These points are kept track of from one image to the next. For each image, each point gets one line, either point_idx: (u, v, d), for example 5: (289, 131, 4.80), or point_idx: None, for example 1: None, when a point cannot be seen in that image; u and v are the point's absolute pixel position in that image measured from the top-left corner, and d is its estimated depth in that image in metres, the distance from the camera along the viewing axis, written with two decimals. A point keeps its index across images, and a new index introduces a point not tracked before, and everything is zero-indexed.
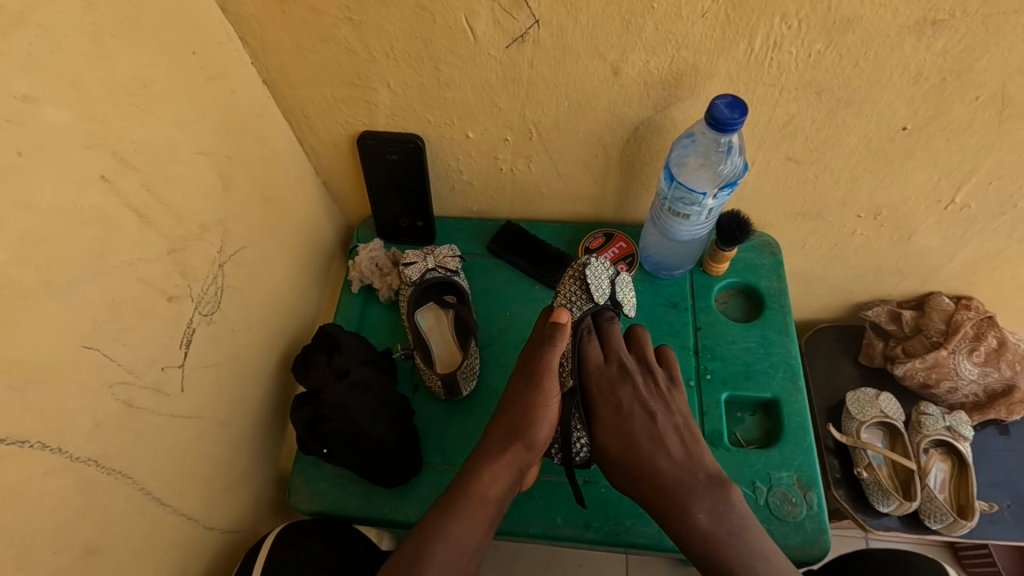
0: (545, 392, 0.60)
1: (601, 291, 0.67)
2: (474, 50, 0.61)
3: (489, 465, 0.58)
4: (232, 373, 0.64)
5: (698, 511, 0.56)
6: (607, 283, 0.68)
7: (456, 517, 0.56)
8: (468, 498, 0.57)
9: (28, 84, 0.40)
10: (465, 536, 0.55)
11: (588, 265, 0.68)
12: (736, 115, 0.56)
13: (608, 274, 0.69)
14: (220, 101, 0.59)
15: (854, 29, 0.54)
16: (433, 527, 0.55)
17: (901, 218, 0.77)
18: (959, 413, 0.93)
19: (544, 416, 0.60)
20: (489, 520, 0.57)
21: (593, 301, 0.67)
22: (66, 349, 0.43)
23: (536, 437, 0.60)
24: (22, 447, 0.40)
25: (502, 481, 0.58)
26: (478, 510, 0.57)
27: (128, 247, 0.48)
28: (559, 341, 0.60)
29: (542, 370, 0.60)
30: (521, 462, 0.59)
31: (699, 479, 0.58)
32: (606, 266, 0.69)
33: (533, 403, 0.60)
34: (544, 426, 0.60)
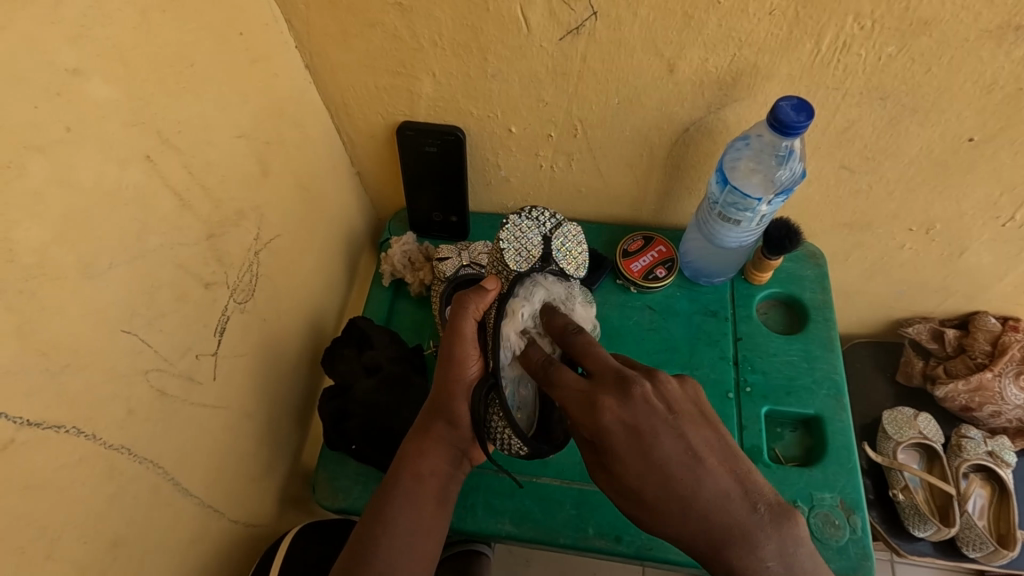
0: (461, 362, 0.54)
1: (525, 255, 0.63)
2: (524, 40, 0.59)
3: (419, 442, 0.56)
4: (261, 364, 0.63)
5: (765, 540, 0.45)
6: (537, 241, 0.64)
7: (395, 506, 0.54)
8: (401, 479, 0.55)
9: (79, 57, 0.38)
10: (419, 520, 0.54)
11: (503, 228, 0.65)
12: (801, 119, 0.54)
13: (537, 232, 0.65)
14: (261, 85, 0.58)
15: (930, 32, 0.52)
16: (371, 521, 0.54)
17: (954, 233, 0.73)
18: (1002, 438, 0.90)
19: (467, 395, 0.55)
20: (438, 496, 0.56)
21: (513, 264, 0.62)
22: (104, 333, 0.42)
23: (458, 415, 0.55)
24: (55, 432, 0.39)
25: (434, 456, 0.56)
26: (422, 492, 0.55)
27: (168, 231, 0.47)
28: (472, 305, 0.55)
29: (455, 340, 0.54)
30: (447, 436, 0.56)
31: (759, 512, 0.46)
32: (536, 224, 0.65)
33: (449, 382, 0.55)
34: (464, 400, 0.55)
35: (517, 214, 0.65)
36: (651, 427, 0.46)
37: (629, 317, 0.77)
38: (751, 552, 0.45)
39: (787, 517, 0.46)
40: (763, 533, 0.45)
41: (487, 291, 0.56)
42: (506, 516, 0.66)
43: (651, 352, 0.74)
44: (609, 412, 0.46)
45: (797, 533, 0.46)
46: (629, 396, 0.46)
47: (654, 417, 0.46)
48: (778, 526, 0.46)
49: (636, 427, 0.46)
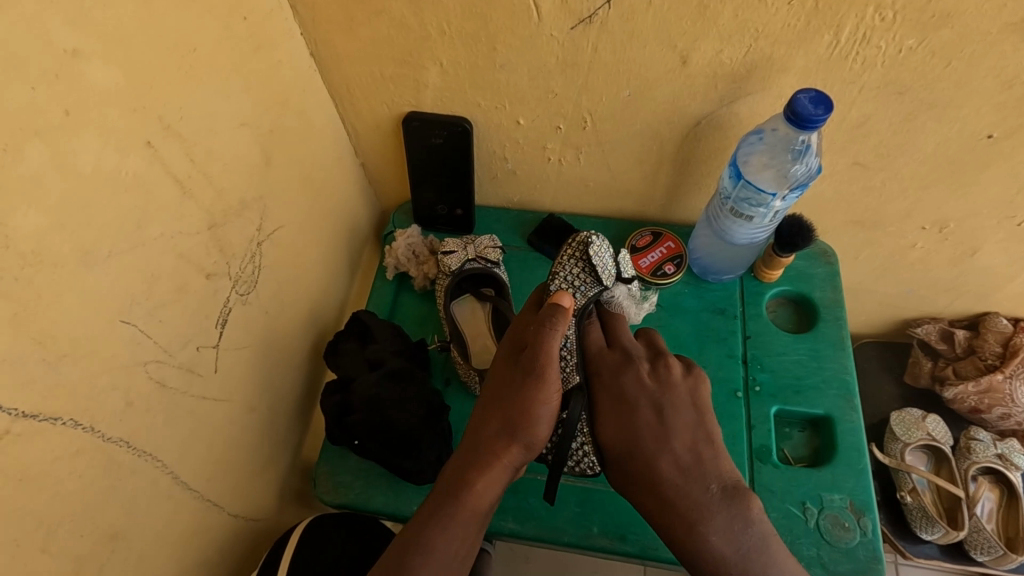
0: (543, 385, 0.53)
1: (607, 274, 0.67)
2: (534, 30, 0.58)
3: (489, 467, 0.54)
4: (263, 357, 0.62)
5: (716, 529, 0.51)
6: (612, 262, 0.68)
7: (440, 534, 0.51)
8: (455, 505, 0.53)
9: (78, 38, 0.37)
10: (457, 547, 0.51)
11: (591, 245, 0.67)
12: (819, 112, 0.53)
13: (610, 255, 0.68)
14: (265, 72, 0.57)
15: (952, 25, 0.50)
16: (415, 547, 0.50)
17: (968, 232, 0.72)
18: (1012, 440, 0.88)
19: (547, 413, 0.54)
20: (479, 525, 0.54)
21: (600, 279, 0.66)
22: (102, 323, 0.41)
23: (535, 437, 0.54)
24: (50, 424, 0.38)
25: (497, 484, 0.54)
26: (469, 515, 0.53)
27: (169, 219, 0.46)
28: (560, 324, 0.53)
29: (546, 361, 0.53)
30: (517, 461, 0.55)
31: (712, 492, 0.53)
32: (608, 245, 0.68)
33: (529, 405, 0.53)
34: (546, 424, 0.54)
35: (598, 234, 0.67)
36: (636, 396, 0.58)
37: None
38: (691, 526, 0.51)
39: (742, 501, 0.52)
40: (715, 510, 0.52)
41: (566, 313, 0.53)
42: (510, 514, 0.65)
43: None
44: (627, 380, 0.59)
45: (751, 514, 0.52)
46: (657, 372, 0.60)
47: (655, 399, 0.58)
48: (731, 509, 0.52)
49: (622, 398, 0.58)
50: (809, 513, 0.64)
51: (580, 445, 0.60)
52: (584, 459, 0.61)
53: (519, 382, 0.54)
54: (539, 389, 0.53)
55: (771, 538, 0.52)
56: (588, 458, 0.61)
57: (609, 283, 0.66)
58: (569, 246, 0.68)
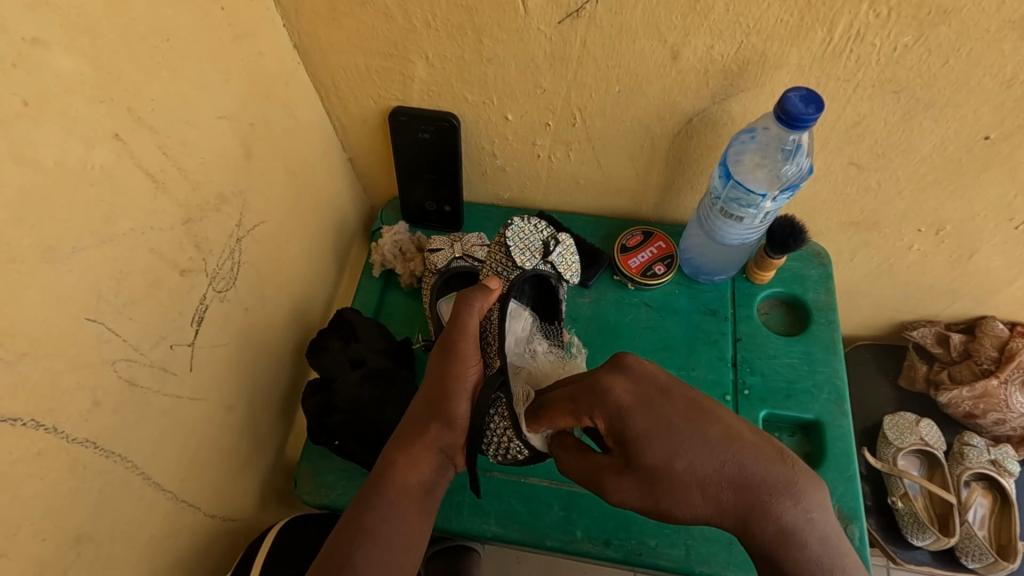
0: (462, 360, 0.52)
1: (529, 253, 0.67)
2: (522, 23, 0.56)
3: (409, 451, 0.52)
4: (243, 355, 0.61)
5: (785, 509, 0.42)
6: (538, 243, 0.68)
7: (371, 514, 0.50)
8: (384, 489, 0.51)
9: (39, 26, 0.36)
10: (394, 529, 0.50)
11: (509, 229, 0.68)
12: (810, 111, 0.51)
13: (539, 237, 0.69)
14: (245, 63, 0.55)
15: (950, 22, 0.49)
16: (345, 531, 0.49)
17: (965, 235, 0.71)
18: (1006, 447, 0.88)
19: (465, 388, 0.52)
20: (419, 507, 0.52)
21: (517, 261, 0.67)
22: (67, 321, 0.40)
23: (456, 414, 0.52)
24: (10, 425, 0.37)
25: (424, 466, 0.52)
26: (404, 500, 0.51)
27: (140, 215, 0.45)
28: (478, 301, 0.53)
29: (460, 336, 0.52)
30: (441, 442, 0.53)
31: (793, 471, 0.43)
32: (536, 229, 0.69)
33: (448, 380, 0.52)
34: (466, 398, 0.52)
35: (521, 217, 0.69)
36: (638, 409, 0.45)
37: (625, 314, 0.75)
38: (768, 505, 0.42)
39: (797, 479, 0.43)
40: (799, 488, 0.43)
41: (491, 290, 0.54)
42: (493, 517, 0.64)
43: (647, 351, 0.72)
44: (614, 386, 0.46)
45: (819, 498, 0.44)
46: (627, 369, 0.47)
47: (655, 385, 0.46)
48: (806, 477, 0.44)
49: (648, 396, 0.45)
50: None
51: (500, 428, 0.52)
52: (509, 443, 0.52)
53: (438, 363, 0.53)
54: (454, 362, 0.52)
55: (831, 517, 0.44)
56: (513, 443, 0.52)
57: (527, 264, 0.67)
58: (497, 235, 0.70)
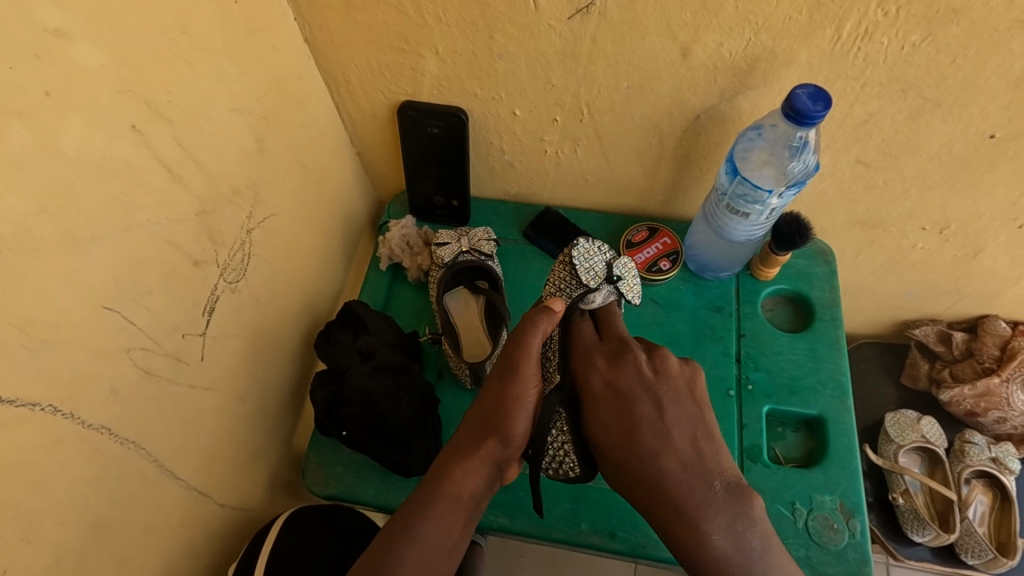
0: (524, 380, 0.52)
1: (594, 274, 0.63)
2: (534, 18, 0.56)
3: (464, 461, 0.52)
4: (253, 346, 0.61)
5: (711, 520, 0.48)
6: (603, 265, 0.64)
7: (422, 520, 0.50)
8: (437, 496, 0.51)
9: (62, 17, 0.36)
10: (442, 538, 0.50)
11: (575, 248, 0.64)
12: (818, 109, 0.52)
13: (603, 257, 0.65)
14: (259, 56, 0.56)
15: (960, 21, 0.49)
16: (395, 533, 0.49)
17: (970, 234, 0.71)
18: (1007, 445, 0.89)
19: (525, 409, 0.53)
20: (467, 518, 0.51)
21: (582, 282, 0.63)
22: (86, 309, 0.40)
23: (514, 433, 0.52)
24: (31, 411, 0.37)
25: (478, 476, 0.52)
26: (453, 510, 0.51)
27: (157, 205, 0.45)
28: (543, 323, 0.53)
29: (523, 355, 0.53)
30: (496, 457, 0.53)
31: (715, 489, 0.49)
32: (601, 250, 0.65)
33: (507, 396, 0.52)
34: (524, 418, 0.53)
35: (587, 237, 0.65)
36: (604, 382, 0.54)
37: (630, 309, 0.75)
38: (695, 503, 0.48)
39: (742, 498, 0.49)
40: (715, 506, 0.49)
41: (555, 311, 0.54)
42: (500, 509, 0.65)
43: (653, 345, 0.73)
44: (594, 372, 0.55)
45: (751, 513, 0.49)
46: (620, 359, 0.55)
47: (636, 381, 0.54)
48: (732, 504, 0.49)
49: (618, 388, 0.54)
50: (799, 514, 0.64)
51: (558, 443, 0.53)
52: (563, 459, 0.54)
53: (498, 378, 0.54)
54: (517, 381, 0.52)
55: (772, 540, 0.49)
56: (568, 459, 0.54)
57: (592, 286, 0.63)
58: (562, 254, 0.66)
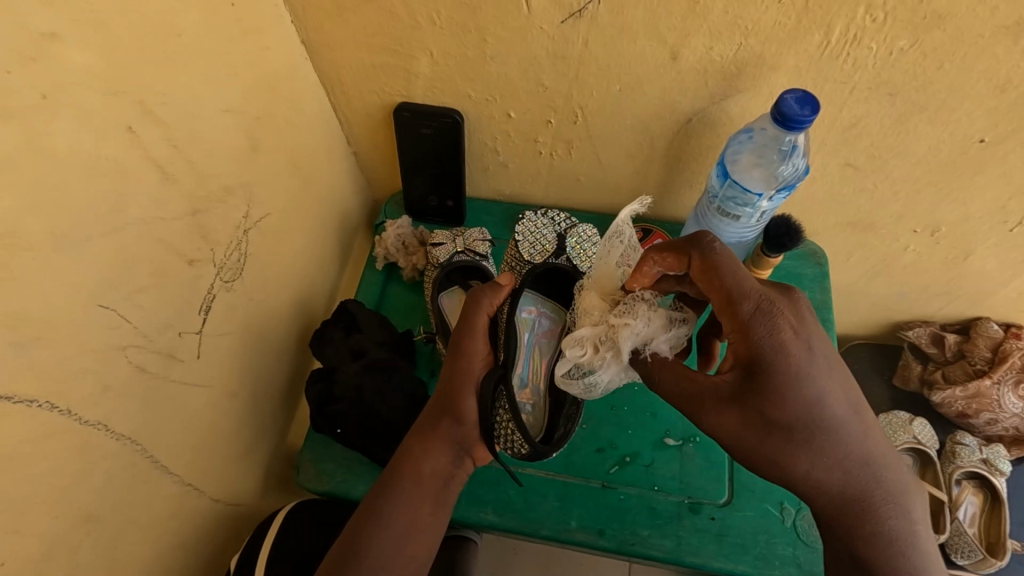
0: (470, 356, 0.54)
1: (539, 248, 0.73)
2: (524, 22, 0.57)
3: (423, 439, 0.54)
4: (247, 344, 0.62)
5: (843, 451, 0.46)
6: (552, 237, 0.73)
7: (390, 501, 0.51)
8: (398, 476, 0.52)
9: (55, 21, 0.37)
10: (412, 516, 0.51)
11: (518, 223, 0.75)
12: (806, 113, 0.52)
13: (551, 228, 0.75)
14: (253, 58, 0.56)
15: (944, 27, 0.50)
16: (365, 514, 0.51)
17: (961, 236, 0.72)
18: (997, 446, 0.89)
19: (472, 384, 0.53)
20: (434, 496, 0.53)
21: (526, 255, 0.73)
22: (78, 307, 0.41)
23: (464, 409, 0.53)
24: (25, 406, 0.38)
25: (437, 455, 0.53)
26: (418, 486, 0.52)
27: (149, 205, 0.46)
28: (484, 299, 0.56)
29: (468, 331, 0.55)
30: (456, 436, 0.53)
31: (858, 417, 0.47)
32: (548, 222, 0.75)
33: (456, 375, 0.54)
34: (472, 394, 0.53)
35: (531, 212, 0.75)
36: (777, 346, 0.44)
37: None
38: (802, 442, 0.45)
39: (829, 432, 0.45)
40: (851, 430, 0.46)
41: (503, 287, 0.56)
42: (490, 506, 0.65)
43: None
44: (779, 321, 0.45)
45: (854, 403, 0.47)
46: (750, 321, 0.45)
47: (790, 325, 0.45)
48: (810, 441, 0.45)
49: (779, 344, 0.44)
50: (786, 513, 0.64)
51: (504, 420, 0.52)
52: (511, 436, 0.52)
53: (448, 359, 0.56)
54: (462, 359, 0.54)
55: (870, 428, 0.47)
56: (516, 436, 0.52)
57: (537, 258, 0.72)
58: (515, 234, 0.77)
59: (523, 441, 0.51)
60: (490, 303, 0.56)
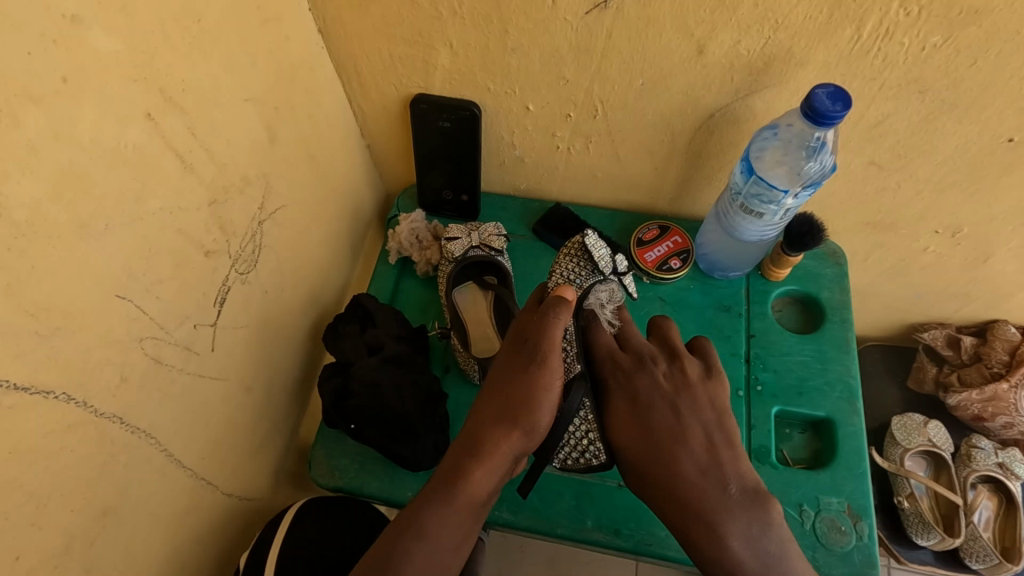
0: (550, 372, 0.53)
1: (607, 264, 0.66)
2: (548, 13, 0.56)
3: (483, 456, 0.52)
4: (261, 338, 0.61)
5: (730, 528, 0.51)
6: (610, 255, 0.67)
7: (433, 514, 0.50)
8: (455, 492, 0.51)
9: (78, 4, 0.36)
10: (450, 532, 0.50)
11: (586, 236, 0.67)
12: (836, 109, 0.51)
13: (610, 250, 0.68)
14: (272, 46, 0.55)
15: (980, 23, 0.49)
16: (410, 532, 0.49)
17: (981, 238, 0.71)
18: (1014, 450, 0.88)
19: (547, 401, 0.53)
20: (477, 511, 0.52)
21: (599, 270, 0.65)
22: (97, 297, 0.40)
23: (538, 424, 0.53)
24: (43, 398, 0.37)
25: (492, 472, 0.53)
26: (466, 498, 0.51)
27: (169, 195, 0.45)
28: (564, 315, 0.54)
29: (548, 352, 0.53)
30: (517, 451, 0.53)
31: (732, 493, 0.52)
32: (607, 240, 0.68)
33: (534, 390, 0.53)
34: (548, 410, 0.53)
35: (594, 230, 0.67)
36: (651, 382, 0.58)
37: (638, 307, 0.75)
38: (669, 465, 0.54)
39: (758, 503, 0.52)
40: (726, 513, 0.51)
41: (569, 304, 0.54)
42: (505, 505, 0.65)
43: None
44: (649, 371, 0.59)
45: (769, 518, 0.52)
46: (645, 371, 0.59)
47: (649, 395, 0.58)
48: (751, 510, 0.52)
49: (638, 399, 0.58)
50: (805, 515, 0.63)
51: (581, 433, 0.56)
52: (589, 446, 0.57)
53: (522, 366, 0.54)
54: (542, 373, 0.53)
55: (790, 545, 0.52)
56: (592, 447, 0.56)
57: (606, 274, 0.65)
58: (570, 242, 0.68)
59: (602, 453, 0.56)
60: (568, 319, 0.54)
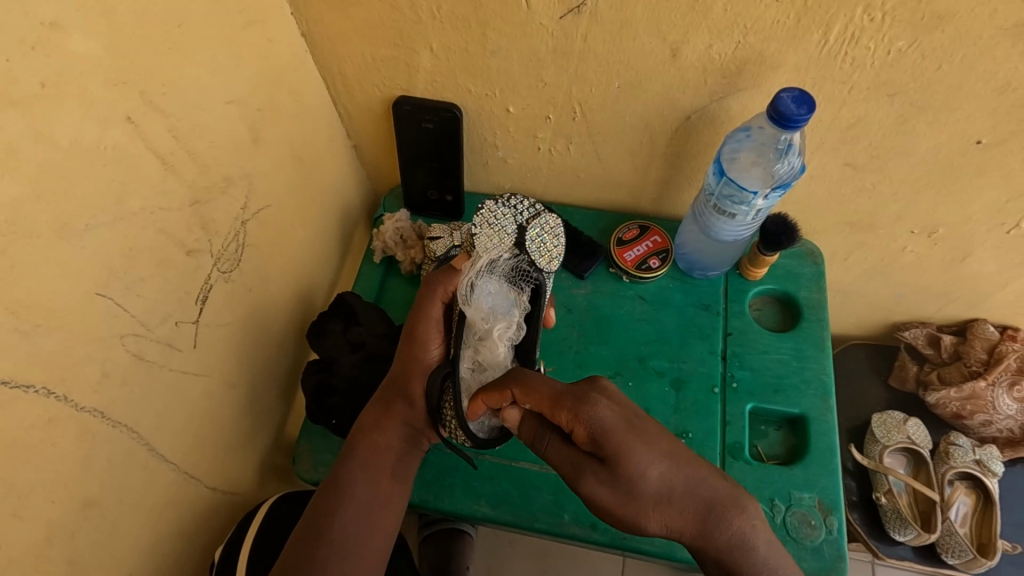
0: (422, 344, 0.58)
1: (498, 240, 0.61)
2: (525, 17, 0.57)
3: (376, 417, 0.59)
4: (246, 335, 0.62)
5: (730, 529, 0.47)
6: (511, 229, 0.62)
7: (351, 478, 0.57)
8: (354, 458, 0.58)
9: (58, 10, 0.37)
10: (373, 492, 0.57)
11: (477, 213, 0.62)
12: (803, 112, 0.52)
13: (514, 223, 0.62)
14: (256, 49, 0.56)
15: (944, 28, 0.50)
16: (324, 498, 0.57)
17: (957, 238, 0.72)
18: (991, 447, 0.91)
19: (422, 371, 0.58)
20: (393, 472, 0.59)
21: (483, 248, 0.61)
22: (79, 294, 0.41)
23: (413, 393, 0.58)
24: (24, 392, 0.39)
25: (390, 434, 0.59)
26: (379, 467, 0.58)
27: (150, 195, 0.46)
28: (438, 286, 0.58)
29: (422, 323, 0.58)
30: (407, 418, 0.59)
31: (724, 484, 0.48)
32: (510, 212, 0.63)
33: (409, 360, 0.58)
34: (419, 379, 0.57)
35: (493, 199, 0.62)
36: (603, 419, 0.46)
37: (619, 306, 0.76)
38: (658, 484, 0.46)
39: (743, 499, 0.49)
40: (734, 508, 0.48)
41: (457, 272, 0.59)
42: (485, 499, 0.66)
43: (639, 342, 0.74)
44: (595, 406, 0.46)
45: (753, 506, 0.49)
46: (599, 396, 0.47)
47: (625, 414, 0.47)
48: (737, 502, 0.49)
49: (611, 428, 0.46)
50: (778, 510, 0.65)
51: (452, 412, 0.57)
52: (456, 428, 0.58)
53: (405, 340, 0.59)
54: (416, 346, 0.58)
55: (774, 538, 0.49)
56: (459, 430, 0.57)
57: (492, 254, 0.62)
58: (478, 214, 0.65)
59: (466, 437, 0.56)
60: (444, 292, 0.58)
